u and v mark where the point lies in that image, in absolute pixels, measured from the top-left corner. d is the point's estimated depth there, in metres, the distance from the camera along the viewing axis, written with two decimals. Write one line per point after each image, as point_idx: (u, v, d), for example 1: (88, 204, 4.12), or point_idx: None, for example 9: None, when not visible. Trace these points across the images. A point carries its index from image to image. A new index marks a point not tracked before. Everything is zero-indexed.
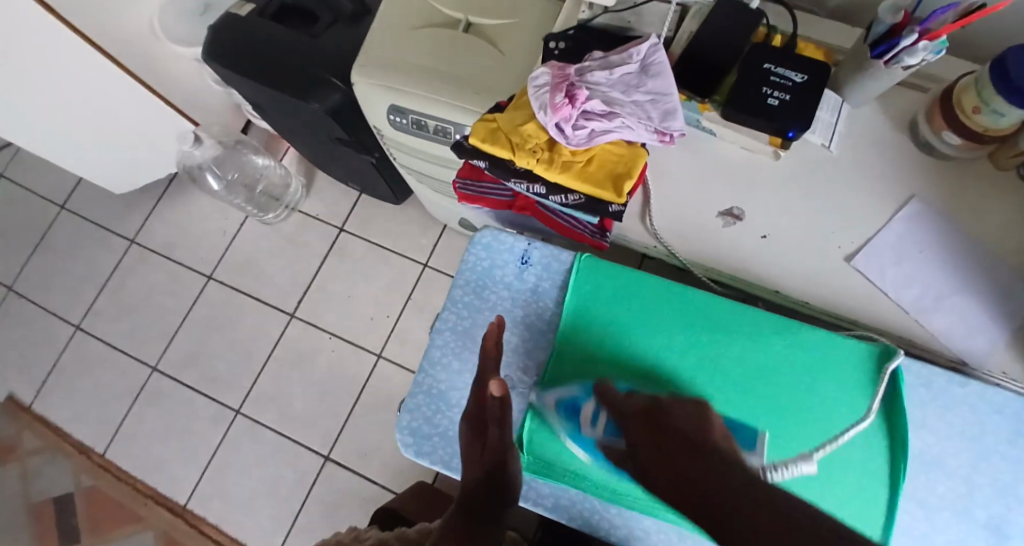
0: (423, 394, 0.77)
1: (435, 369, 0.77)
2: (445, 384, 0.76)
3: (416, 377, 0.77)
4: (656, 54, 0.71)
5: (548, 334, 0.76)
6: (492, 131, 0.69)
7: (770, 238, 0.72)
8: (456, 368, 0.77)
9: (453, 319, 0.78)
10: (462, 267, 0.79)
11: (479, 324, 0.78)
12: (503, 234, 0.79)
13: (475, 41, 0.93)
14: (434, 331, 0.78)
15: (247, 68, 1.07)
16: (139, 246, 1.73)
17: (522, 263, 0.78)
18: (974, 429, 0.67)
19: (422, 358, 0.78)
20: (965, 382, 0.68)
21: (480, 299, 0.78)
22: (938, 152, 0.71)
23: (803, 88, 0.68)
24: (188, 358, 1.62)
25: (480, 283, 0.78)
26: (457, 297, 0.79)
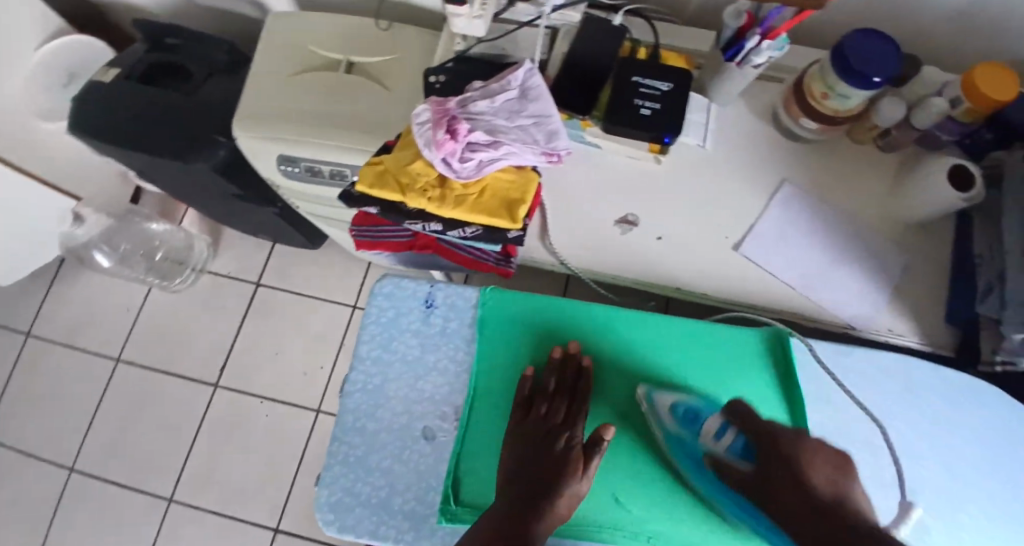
0: (339, 464, 0.70)
1: (349, 434, 0.71)
2: (360, 449, 0.70)
3: (330, 448, 0.71)
4: (533, 78, 0.73)
5: (462, 375, 0.72)
6: (380, 175, 0.69)
7: (665, 238, 0.75)
8: (372, 430, 0.71)
9: (362, 378, 0.72)
10: (365, 320, 0.75)
11: (390, 378, 0.73)
12: (405, 280, 0.76)
13: (357, 81, 0.91)
14: (343, 395, 0.73)
15: (119, 136, 1.01)
16: (37, 337, 1.59)
17: (427, 306, 0.75)
18: (867, 395, 0.72)
19: (334, 426, 0.71)
20: (851, 352, 0.74)
21: (389, 351, 0.74)
22: (799, 137, 0.77)
23: (670, 96, 0.72)
24: (108, 450, 1.50)
25: (386, 335, 0.74)
26: (363, 354, 0.74)
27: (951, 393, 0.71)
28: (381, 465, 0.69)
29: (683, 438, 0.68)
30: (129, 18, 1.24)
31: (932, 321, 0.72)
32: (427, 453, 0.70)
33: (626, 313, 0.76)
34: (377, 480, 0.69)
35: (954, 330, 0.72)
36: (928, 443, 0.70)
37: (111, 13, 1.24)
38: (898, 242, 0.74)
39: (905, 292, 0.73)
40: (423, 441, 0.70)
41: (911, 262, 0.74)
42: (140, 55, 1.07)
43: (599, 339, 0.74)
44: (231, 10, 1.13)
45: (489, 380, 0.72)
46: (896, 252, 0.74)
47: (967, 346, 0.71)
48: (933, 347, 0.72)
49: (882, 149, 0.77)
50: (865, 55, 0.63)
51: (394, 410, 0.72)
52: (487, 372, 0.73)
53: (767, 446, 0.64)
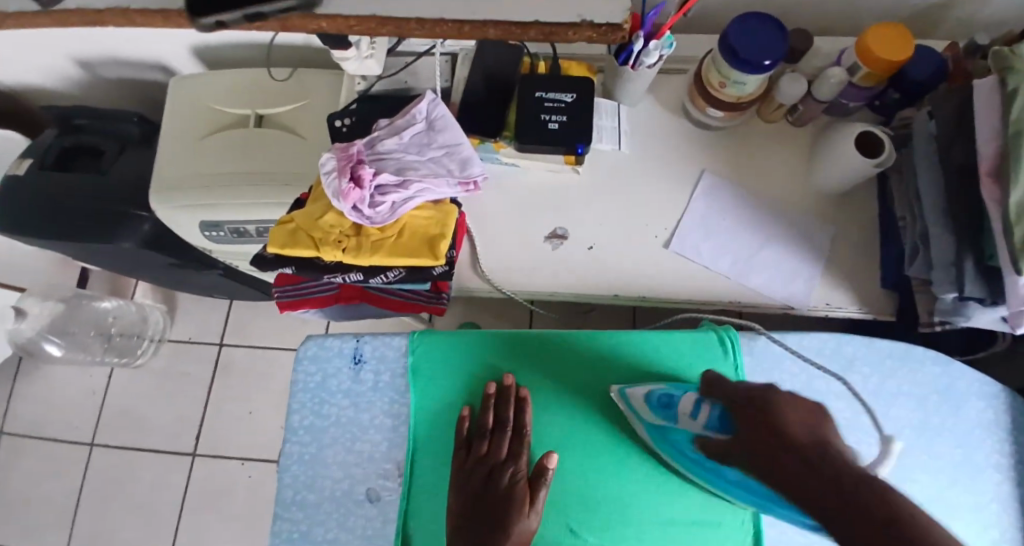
0: (284, 542, 0.68)
1: (290, 510, 0.69)
2: (303, 524, 0.68)
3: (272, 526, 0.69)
4: (437, 108, 0.71)
5: (400, 428, 0.70)
6: (292, 233, 0.67)
7: (597, 246, 0.74)
8: (314, 501, 0.69)
9: (296, 450, 0.70)
10: (293, 387, 0.72)
11: (326, 445, 0.70)
12: (327, 338, 0.73)
13: (268, 134, 0.90)
14: (280, 470, 0.70)
15: (39, 226, 0.99)
16: (3, 436, 1.55)
17: (354, 362, 0.72)
18: (803, 379, 0.69)
19: (274, 504, 0.69)
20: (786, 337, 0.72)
21: (320, 416, 0.71)
22: (710, 126, 0.76)
23: (576, 106, 0.71)
24: (93, 539, 1.46)
25: (316, 400, 0.71)
26: (295, 424, 0.71)
27: (885, 363, 0.69)
28: (327, 537, 0.68)
29: (661, 425, 0.65)
30: (41, 101, 1.21)
31: (869, 288, 0.71)
32: (372, 516, 0.69)
33: (568, 334, 0.72)
34: None
35: (891, 293, 0.71)
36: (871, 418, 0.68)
37: (22, 99, 1.21)
38: (823, 214, 0.74)
39: (837, 262, 0.72)
40: (367, 503, 0.69)
41: (839, 231, 0.73)
42: (48, 140, 1.04)
43: (538, 369, 0.71)
44: (140, 79, 1.10)
45: (429, 428, 0.70)
46: (822, 224, 0.73)
47: (905, 307, 0.70)
48: (876, 314, 0.71)
49: (794, 123, 0.76)
50: (748, 40, 0.63)
51: (333, 477, 0.70)
52: (427, 422, 0.71)
53: (739, 415, 0.58)
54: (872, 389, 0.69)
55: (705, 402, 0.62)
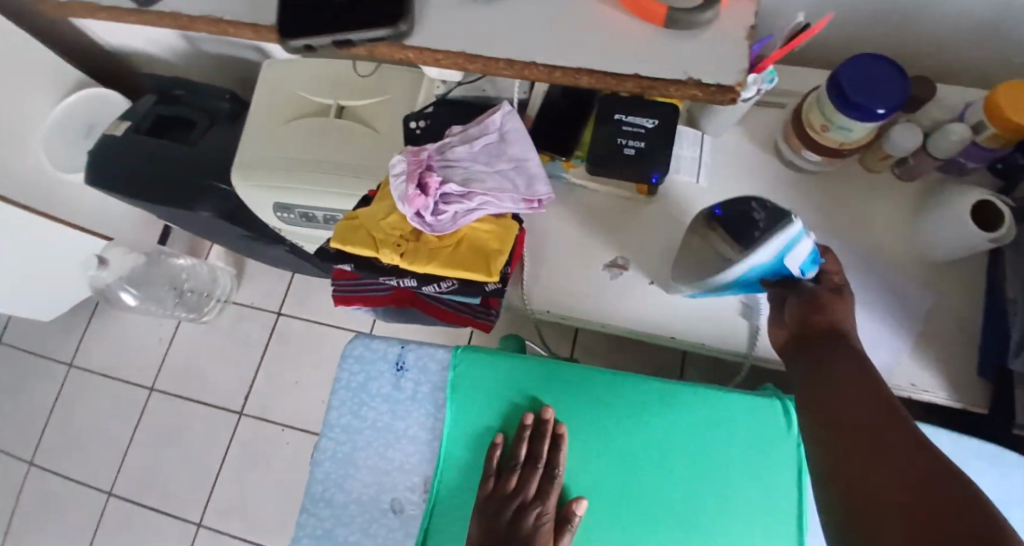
0: (308, 536, 0.71)
1: (318, 506, 0.71)
2: (328, 523, 0.71)
3: (300, 518, 0.72)
4: (511, 121, 0.70)
5: (434, 443, 0.71)
6: (354, 230, 0.68)
7: (658, 283, 0.71)
8: (341, 501, 0.71)
9: (330, 447, 0.72)
10: (337, 384, 0.74)
11: (359, 448, 0.72)
12: (375, 340, 0.74)
13: (347, 125, 0.91)
14: (313, 464, 0.73)
15: (129, 186, 1.05)
16: (78, 368, 1.67)
17: (397, 369, 0.72)
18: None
19: (303, 497, 0.72)
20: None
21: (358, 418, 0.73)
22: (805, 169, 0.71)
23: (656, 133, 0.68)
24: (143, 478, 1.56)
25: (355, 401, 0.73)
26: (333, 420, 0.73)
27: (967, 460, 0.63)
28: (348, 540, 0.70)
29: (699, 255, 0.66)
30: (146, 66, 1.29)
31: (958, 372, 0.64)
32: (394, 527, 0.70)
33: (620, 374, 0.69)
34: None
35: (985, 382, 0.64)
36: None
37: (130, 62, 1.29)
38: (919, 282, 0.67)
39: (927, 337, 0.65)
40: (391, 513, 0.70)
41: (933, 304, 0.66)
42: (147, 106, 1.10)
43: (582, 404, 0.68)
44: (236, 55, 1.15)
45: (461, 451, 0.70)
46: (915, 293, 0.67)
47: (1000, 401, 0.63)
48: (965, 404, 0.64)
49: (900, 177, 0.70)
50: (861, 84, 0.57)
51: (363, 481, 0.71)
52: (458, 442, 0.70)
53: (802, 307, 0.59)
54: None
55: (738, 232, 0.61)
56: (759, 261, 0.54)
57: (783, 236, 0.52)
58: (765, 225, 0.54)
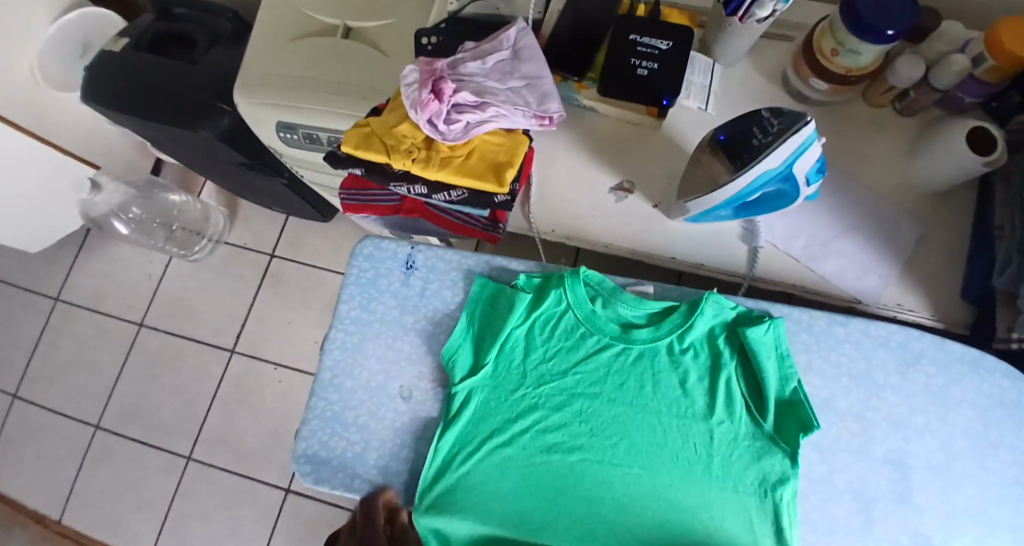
0: (316, 419, 0.72)
1: (327, 391, 0.72)
2: (337, 406, 0.72)
3: (309, 402, 0.73)
4: (525, 38, 0.70)
5: (438, 336, 0.73)
6: (365, 137, 0.68)
7: (661, 206, 0.72)
8: (350, 387, 0.73)
9: (341, 337, 0.74)
10: (347, 280, 0.75)
11: (369, 338, 0.74)
12: (384, 242, 0.76)
13: (354, 46, 0.90)
14: (323, 352, 0.74)
15: (126, 100, 1.03)
16: (64, 302, 1.65)
17: (406, 267, 0.74)
18: (861, 366, 0.67)
19: (313, 382, 0.73)
20: (846, 321, 0.68)
21: (368, 311, 0.74)
22: (810, 99, 0.72)
23: (670, 55, 0.68)
24: (130, 411, 1.56)
25: (366, 295, 0.74)
26: (344, 313, 0.75)
27: (951, 367, 0.66)
28: (357, 422, 0.71)
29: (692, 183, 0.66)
30: None
31: (946, 294, 0.67)
32: (404, 411, 0.71)
33: (638, 335, 0.67)
34: (353, 436, 0.71)
35: (969, 305, 0.67)
36: (926, 418, 0.66)
37: None
38: (912, 206, 0.70)
39: (918, 260, 0.68)
40: (400, 399, 0.72)
41: (924, 230, 0.69)
42: (146, 23, 1.08)
43: (583, 387, 0.67)
44: None
45: (459, 428, 0.68)
46: (908, 219, 0.69)
47: (984, 321, 0.66)
48: (949, 325, 0.67)
49: (900, 112, 0.71)
50: (875, 3, 0.58)
51: (372, 369, 0.73)
52: (460, 415, 0.68)
53: None
54: (933, 390, 0.66)
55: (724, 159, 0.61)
56: (771, 167, 0.56)
57: (796, 138, 0.54)
58: (778, 128, 0.56)
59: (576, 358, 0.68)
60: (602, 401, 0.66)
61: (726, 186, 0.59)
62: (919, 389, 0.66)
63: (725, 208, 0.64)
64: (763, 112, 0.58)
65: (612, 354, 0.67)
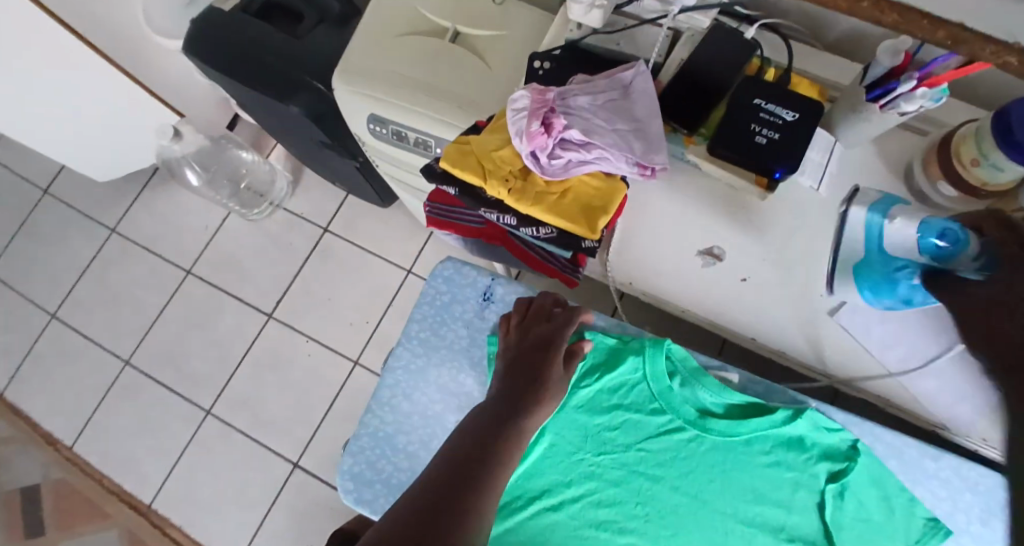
0: (367, 437, 0.76)
1: (383, 411, 0.76)
2: (389, 427, 0.76)
3: (364, 417, 0.77)
4: (642, 81, 0.66)
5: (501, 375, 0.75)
6: (463, 154, 0.66)
7: (751, 281, 0.68)
8: (405, 410, 0.76)
9: (405, 357, 0.77)
10: (422, 298, 0.79)
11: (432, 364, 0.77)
12: (466, 267, 0.78)
13: (461, 53, 0.88)
14: (385, 370, 0.78)
15: (223, 61, 1.04)
16: (119, 235, 1.69)
17: (483, 298, 0.77)
18: (944, 506, 0.65)
19: (371, 399, 0.77)
20: (939, 457, 0.66)
21: (437, 335, 0.77)
22: (932, 202, 0.68)
23: (793, 126, 0.65)
24: (162, 354, 1.59)
25: (438, 319, 0.77)
26: (411, 332, 0.78)
27: None
28: (405, 449, 0.75)
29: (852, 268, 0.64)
30: None
31: None
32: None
33: (713, 419, 0.69)
34: (401, 461, 0.75)
35: None
36: None
37: None
38: None
39: None
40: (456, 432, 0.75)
41: None
42: None
43: (646, 466, 0.70)
44: None
45: (516, 476, 0.72)
46: None
47: None
48: None
49: None
50: None
51: (430, 396, 0.76)
52: (517, 462, 0.72)
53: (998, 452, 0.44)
54: None
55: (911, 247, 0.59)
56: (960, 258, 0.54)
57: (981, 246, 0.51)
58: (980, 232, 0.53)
59: (643, 435, 0.70)
60: (663, 485, 0.69)
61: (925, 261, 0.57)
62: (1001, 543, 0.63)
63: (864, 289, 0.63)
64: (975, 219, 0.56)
65: (678, 438, 0.70)
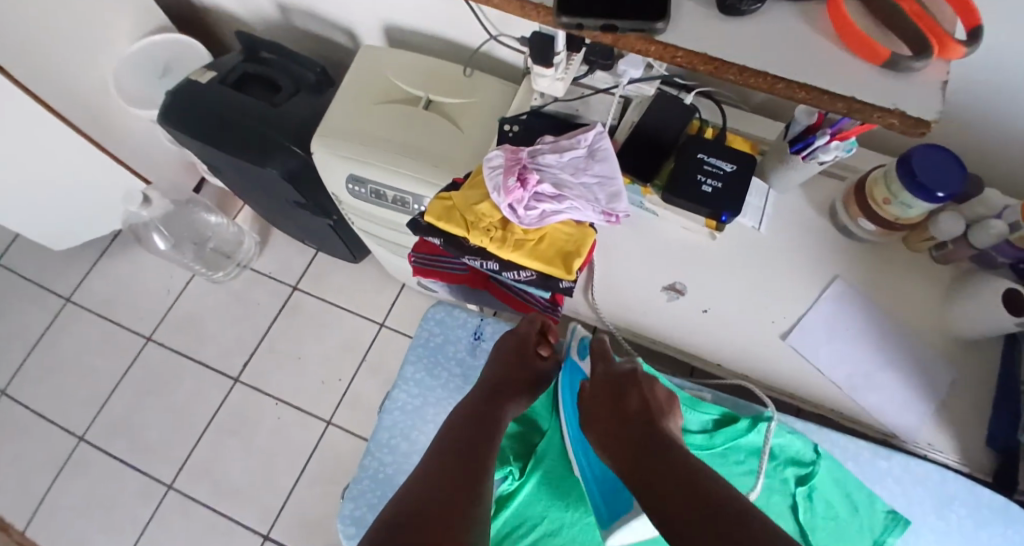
0: (368, 479, 0.84)
1: (384, 451, 0.85)
2: (390, 467, 0.85)
3: (364, 461, 0.86)
4: (602, 140, 0.75)
5: None
6: (447, 209, 0.73)
7: (710, 312, 0.76)
8: (404, 449, 0.86)
9: (403, 397, 0.87)
10: (416, 341, 0.90)
11: (428, 403, 0.87)
12: (456, 311, 0.91)
13: (434, 118, 0.97)
14: (384, 412, 0.88)
15: (199, 128, 1.08)
16: (74, 304, 1.65)
17: (474, 337, 0.89)
18: (902, 502, 0.74)
19: (371, 441, 0.86)
20: (890, 456, 0.76)
21: (431, 375, 0.88)
22: (856, 236, 0.79)
23: (734, 176, 0.75)
24: (120, 425, 1.52)
25: (432, 358, 0.89)
26: (407, 373, 0.89)
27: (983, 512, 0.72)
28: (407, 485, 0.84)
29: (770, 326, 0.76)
30: (228, 26, 1.34)
31: (972, 440, 0.71)
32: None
33: (691, 433, 0.77)
34: None
35: (994, 453, 0.71)
36: None
37: (212, 18, 1.34)
38: (946, 349, 0.75)
39: (947, 404, 0.73)
40: None
41: (953, 376, 0.74)
42: (234, 61, 1.15)
43: None
44: (324, 35, 1.21)
45: (513, 507, 0.79)
46: (941, 364, 0.74)
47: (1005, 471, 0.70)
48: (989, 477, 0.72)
49: (934, 259, 0.78)
50: (927, 167, 0.66)
51: (427, 433, 0.86)
52: (515, 493, 0.79)
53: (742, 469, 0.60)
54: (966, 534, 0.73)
55: (823, 300, 0.77)
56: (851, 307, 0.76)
57: (835, 295, 0.77)
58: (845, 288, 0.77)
59: None
60: None
61: (829, 313, 0.76)
62: (954, 531, 0.73)
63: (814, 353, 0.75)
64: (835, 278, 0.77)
65: None
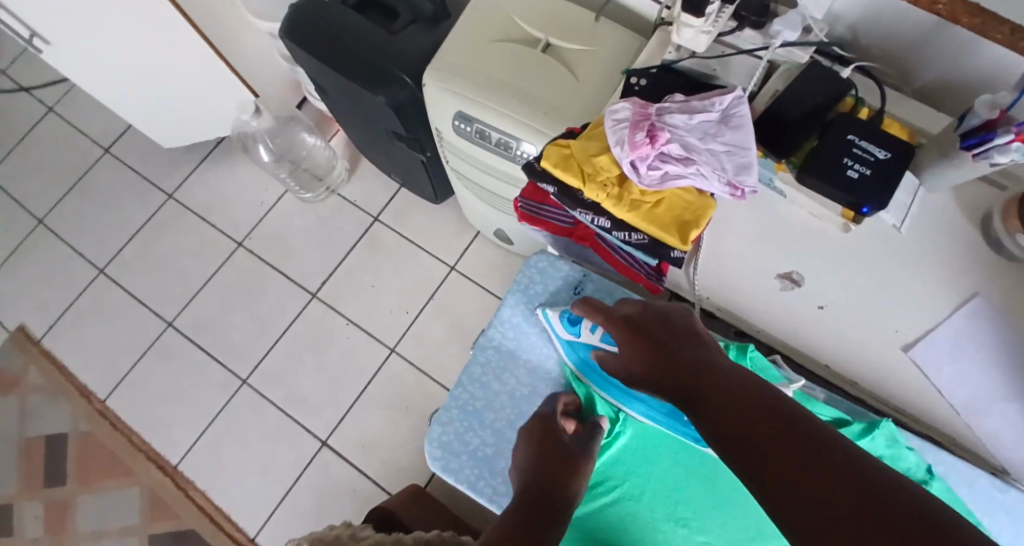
0: (457, 409, 0.92)
1: (474, 386, 0.92)
2: (478, 402, 0.92)
3: (454, 393, 0.93)
4: (739, 106, 0.68)
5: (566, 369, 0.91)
6: (564, 157, 0.70)
7: (827, 308, 0.71)
8: (493, 389, 0.92)
9: (499, 338, 0.92)
10: (517, 285, 0.92)
11: (521, 347, 0.92)
12: (559, 262, 0.91)
13: (552, 63, 0.92)
14: (478, 349, 0.93)
15: (316, 45, 1.08)
16: (175, 202, 1.74)
17: (574, 290, 0.89)
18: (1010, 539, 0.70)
19: (462, 375, 0.93)
20: None
21: (526, 323, 0.92)
22: (1009, 253, 0.70)
23: (884, 165, 0.68)
24: (204, 320, 1.62)
25: (530, 304, 0.91)
26: (505, 316, 0.92)
27: None
28: (493, 425, 0.91)
29: (889, 336, 0.69)
30: None
31: None
32: None
33: None
34: (487, 433, 0.91)
35: None
36: None
37: None
38: None
39: None
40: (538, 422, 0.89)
41: None
42: None
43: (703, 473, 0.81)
44: None
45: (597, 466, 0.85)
46: None
47: None
48: None
49: None
50: None
51: (518, 380, 0.92)
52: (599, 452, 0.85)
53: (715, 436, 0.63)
54: None
55: (955, 319, 0.69)
56: (986, 329, 0.69)
57: (963, 314, 0.69)
58: (973, 308, 0.69)
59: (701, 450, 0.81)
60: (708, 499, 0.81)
61: (955, 328, 0.69)
62: None
63: (943, 374, 0.68)
64: (976, 297, 0.70)
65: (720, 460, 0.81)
